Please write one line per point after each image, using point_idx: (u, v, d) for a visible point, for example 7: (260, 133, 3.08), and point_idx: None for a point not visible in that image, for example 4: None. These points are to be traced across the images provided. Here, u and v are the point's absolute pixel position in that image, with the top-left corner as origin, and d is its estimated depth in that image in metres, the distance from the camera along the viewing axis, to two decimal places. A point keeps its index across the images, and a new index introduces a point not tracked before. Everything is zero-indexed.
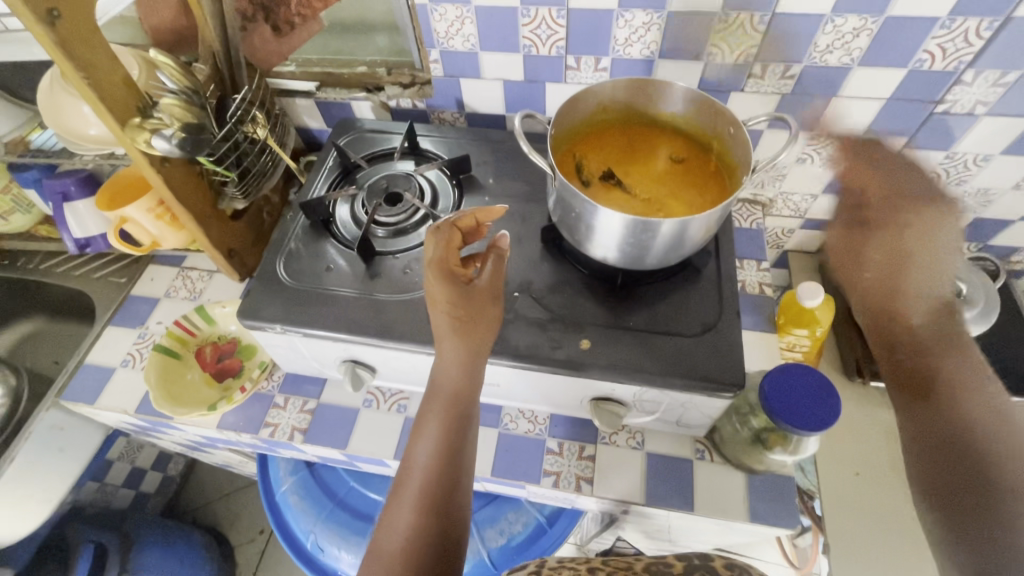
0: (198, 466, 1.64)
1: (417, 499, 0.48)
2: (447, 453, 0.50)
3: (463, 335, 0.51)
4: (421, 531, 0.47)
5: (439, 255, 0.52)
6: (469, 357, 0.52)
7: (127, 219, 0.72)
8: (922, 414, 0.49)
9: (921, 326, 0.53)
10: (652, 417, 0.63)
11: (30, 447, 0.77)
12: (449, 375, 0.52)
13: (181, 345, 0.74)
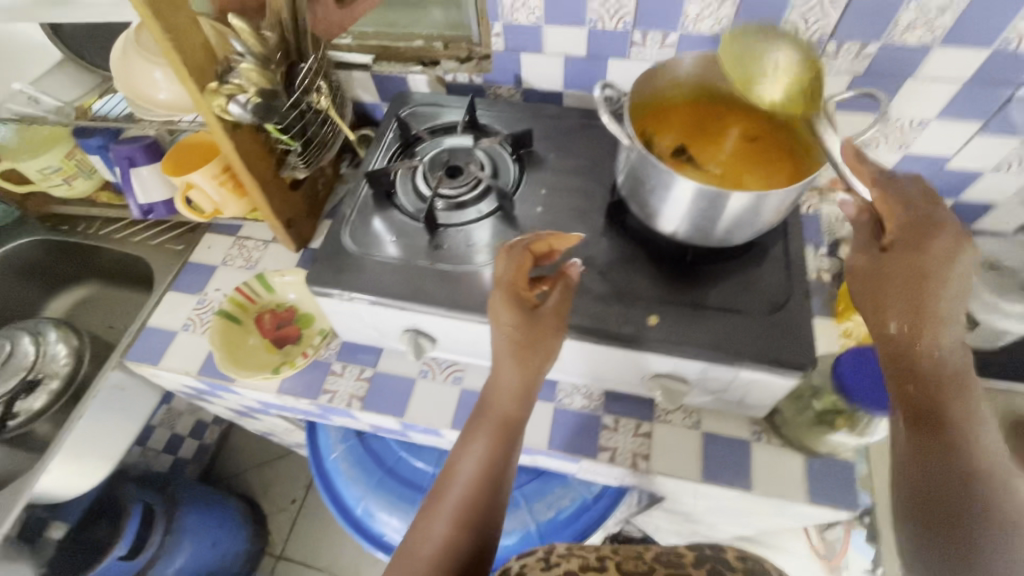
0: (232, 436, 1.68)
1: (454, 511, 0.50)
2: (490, 471, 0.52)
3: (521, 360, 0.53)
4: (452, 544, 0.49)
5: (508, 276, 0.54)
6: (524, 384, 0.54)
7: (193, 185, 0.74)
8: (931, 452, 0.43)
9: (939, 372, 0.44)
10: (714, 396, 0.63)
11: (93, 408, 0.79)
12: (503, 400, 0.54)
13: (242, 310, 0.75)
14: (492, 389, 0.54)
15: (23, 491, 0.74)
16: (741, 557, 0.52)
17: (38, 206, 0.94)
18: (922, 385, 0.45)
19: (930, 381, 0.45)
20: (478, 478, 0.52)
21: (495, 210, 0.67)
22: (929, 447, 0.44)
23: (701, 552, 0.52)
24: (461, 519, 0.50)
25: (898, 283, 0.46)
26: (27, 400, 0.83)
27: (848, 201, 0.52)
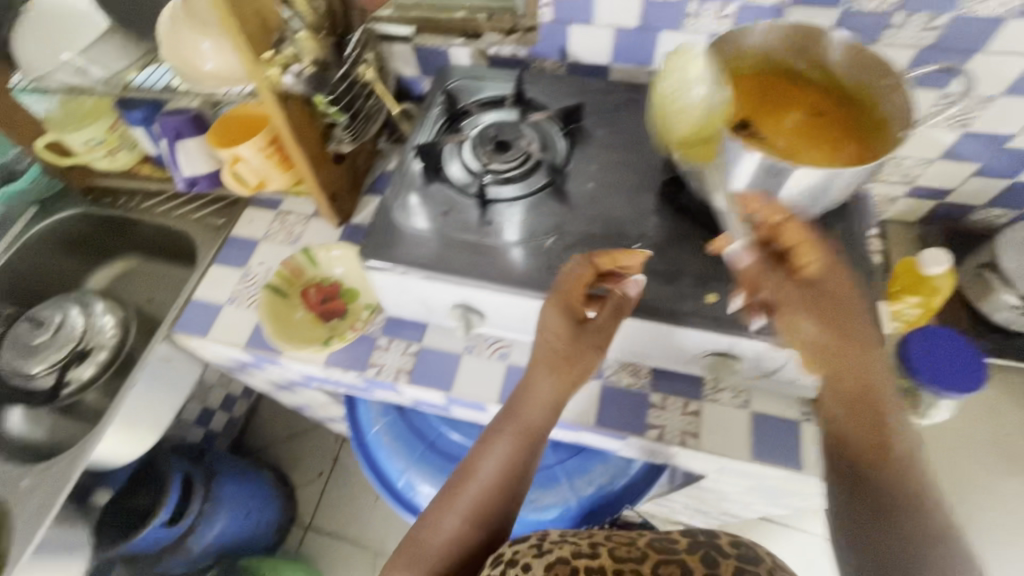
0: (260, 410, 1.72)
1: (469, 508, 0.53)
2: (511, 474, 0.55)
3: (558, 372, 0.56)
4: (462, 537, 0.52)
5: (570, 288, 0.54)
6: (558, 397, 0.57)
7: (239, 159, 0.73)
8: (881, 479, 0.44)
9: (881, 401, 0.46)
10: (766, 376, 0.62)
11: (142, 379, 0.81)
12: (534, 410, 0.56)
13: (288, 284, 0.75)
14: (525, 399, 0.56)
15: (80, 457, 0.75)
16: (734, 544, 0.48)
17: (79, 179, 0.94)
18: (863, 411, 0.46)
19: (877, 414, 0.45)
20: (496, 480, 0.54)
21: (546, 186, 0.67)
22: (887, 469, 0.44)
23: (693, 537, 0.50)
24: (474, 517, 0.53)
25: (837, 326, 0.46)
26: (78, 369, 0.86)
27: (740, 249, 0.51)
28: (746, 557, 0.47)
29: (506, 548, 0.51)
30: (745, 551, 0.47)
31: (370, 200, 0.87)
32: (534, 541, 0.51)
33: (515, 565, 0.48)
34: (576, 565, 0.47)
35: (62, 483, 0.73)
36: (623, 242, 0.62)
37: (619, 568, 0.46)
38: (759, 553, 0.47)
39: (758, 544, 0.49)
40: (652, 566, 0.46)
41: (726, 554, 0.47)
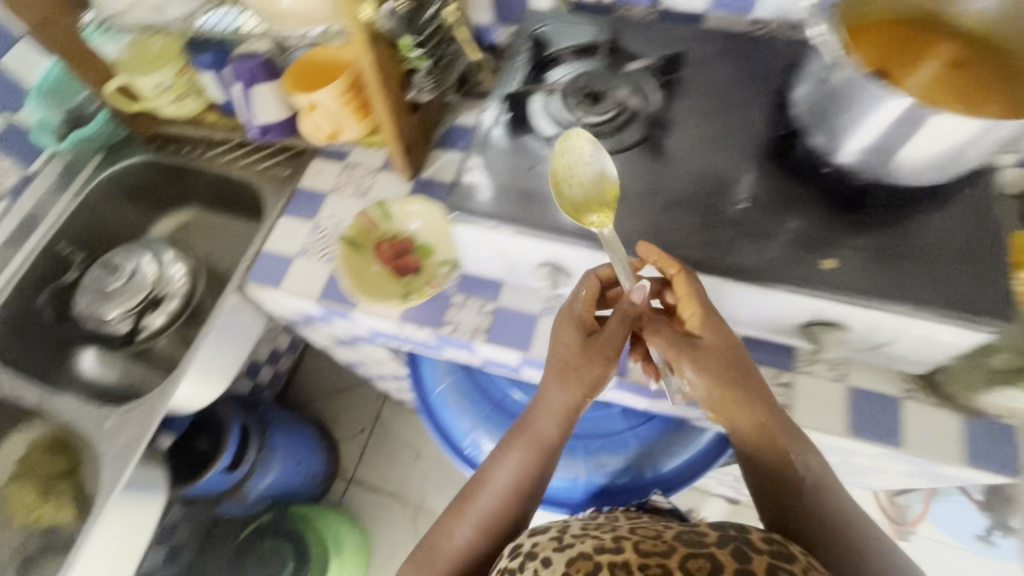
0: (303, 366, 1.74)
1: (479, 520, 0.57)
2: (521, 486, 0.57)
3: (565, 381, 0.57)
4: (472, 547, 0.56)
5: (581, 311, 0.58)
6: (569, 410, 0.57)
7: (316, 106, 0.71)
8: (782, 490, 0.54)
9: (764, 428, 0.55)
10: (872, 349, 0.59)
11: (214, 334, 0.81)
12: (546, 422, 0.57)
13: (363, 238, 0.74)
14: (537, 411, 0.58)
15: (162, 399, 0.76)
16: (767, 540, 0.46)
17: (144, 125, 0.93)
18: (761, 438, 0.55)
19: (771, 446, 0.54)
20: (506, 492, 0.57)
21: (643, 141, 0.63)
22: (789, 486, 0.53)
23: (723, 532, 0.47)
24: (483, 529, 0.56)
25: (718, 378, 0.55)
26: (151, 316, 0.88)
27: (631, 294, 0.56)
28: (778, 554, 0.44)
29: (523, 540, 0.52)
30: (776, 548, 0.45)
31: (439, 153, 0.83)
32: (554, 534, 0.51)
33: (533, 558, 0.48)
34: (601, 560, 0.44)
35: (146, 423, 0.75)
36: (727, 201, 0.58)
37: (645, 562, 0.43)
38: (792, 552, 0.45)
39: (790, 543, 0.47)
40: (680, 559, 0.43)
41: (758, 550, 0.44)
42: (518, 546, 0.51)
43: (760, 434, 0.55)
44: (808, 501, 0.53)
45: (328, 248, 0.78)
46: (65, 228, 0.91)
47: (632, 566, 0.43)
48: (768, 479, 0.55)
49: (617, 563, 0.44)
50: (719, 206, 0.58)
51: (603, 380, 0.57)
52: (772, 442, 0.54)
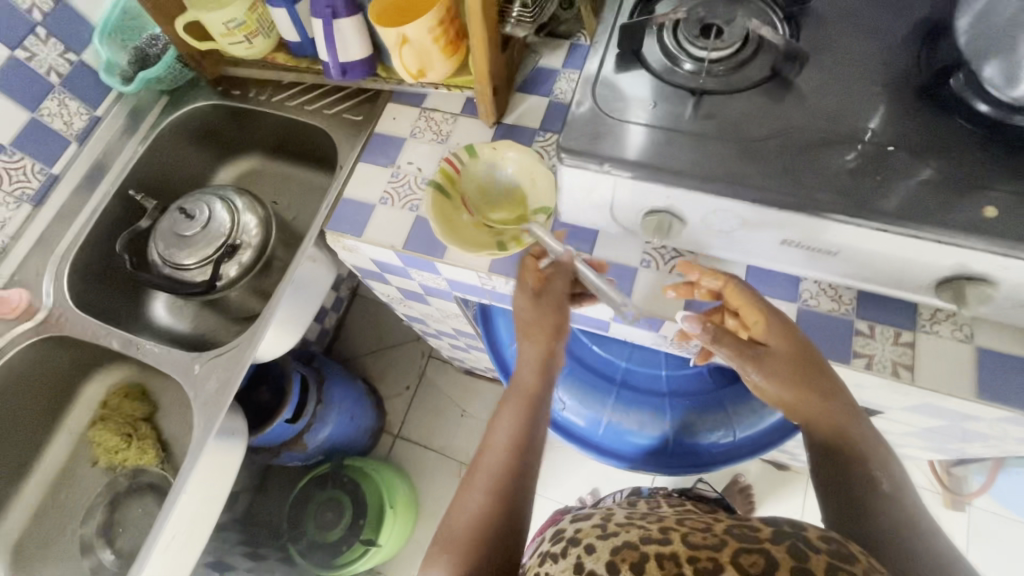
0: (347, 323, 1.75)
1: (488, 482, 0.55)
2: (519, 435, 0.58)
3: (533, 335, 0.62)
4: (486, 511, 0.53)
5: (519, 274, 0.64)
6: (544, 358, 0.62)
7: (407, 41, 0.67)
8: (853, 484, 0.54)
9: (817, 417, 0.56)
10: (1016, 307, 0.55)
11: (290, 288, 0.79)
12: (527, 373, 0.62)
13: (450, 184, 0.70)
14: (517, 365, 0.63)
15: (251, 346, 0.76)
16: (823, 538, 0.40)
17: (212, 65, 0.90)
18: (834, 437, 0.55)
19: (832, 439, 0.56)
20: (506, 451, 0.57)
21: (766, 80, 0.58)
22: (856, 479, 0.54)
23: (777, 527, 0.41)
24: (494, 489, 0.55)
25: (787, 378, 0.55)
26: (226, 266, 0.86)
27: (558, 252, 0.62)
28: (838, 554, 0.38)
29: (565, 525, 0.48)
30: (837, 548, 0.39)
31: (522, 98, 0.79)
32: (598, 521, 0.46)
33: (575, 544, 0.44)
34: (647, 551, 0.40)
35: (234, 370, 0.76)
36: (861, 144, 0.54)
37: (694, 555, 0.38)
38: (853, 552, 0.39)
39: (849, 541, 0.41)
40: (731, 553, 0.38)
41: (815, 548, 0.38)
42: (561, 531, 0.47)
43: (824, 424, 0.56)
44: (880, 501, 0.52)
45: (411, 196, 0.75)
46: (135, 172, 0.90)
47: (682, 559, 0.38)
48: (836, 472, 0.55)
49: (663, 555, 0.39)
50: (854, 147, 0.54)
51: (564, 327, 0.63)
52: (840, 436, 0.55)
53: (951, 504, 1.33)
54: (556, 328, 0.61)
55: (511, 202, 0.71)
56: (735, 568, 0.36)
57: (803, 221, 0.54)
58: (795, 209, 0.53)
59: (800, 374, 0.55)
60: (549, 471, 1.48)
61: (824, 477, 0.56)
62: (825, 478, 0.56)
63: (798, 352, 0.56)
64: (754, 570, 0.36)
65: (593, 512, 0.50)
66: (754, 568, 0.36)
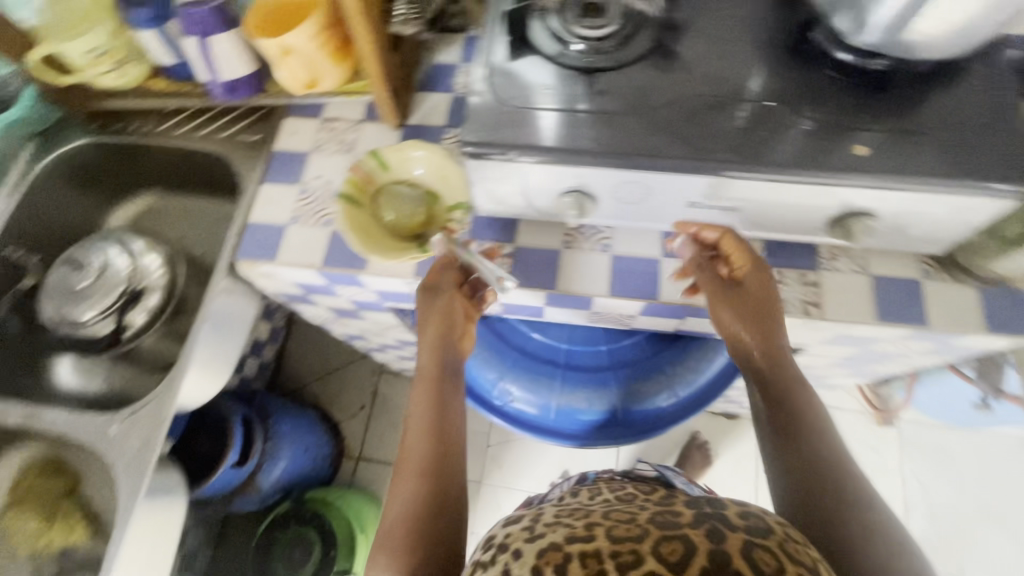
0: (287, 352, 1.67)
1: (415, 469, 0.55)
2: (435, 413, 0.59)
3: (429, 320, 0.64)
4: (420, 496, 0.53)
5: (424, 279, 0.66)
6: (441, 339, 0.64)
7: (291, 50, 0.65)
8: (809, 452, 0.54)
9: (764, 358, 0.60)
10: (897, 234, 0.60)
11: (206, 328, 0.74)
12: (426, 356, 0.63)
13: (360, 193, 0.68)
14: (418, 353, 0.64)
15: (168, 397, 0.71)
16: (742, 514, 0.44)
17: (81, 99, 0.82)
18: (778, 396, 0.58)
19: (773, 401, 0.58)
20: (424, 431, 0.57)
21: (650, 52, 0.60)
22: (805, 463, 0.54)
23: (698, 509, 0.45)
24: (424, 472, 0.54)
25: (750, 312, 0.61)
26: (131, 314, 0.81)
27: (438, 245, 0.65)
28: (754, 528, 0.43)
29: (497, 530, 0.50)
30: (752, 523, 0.43)
31: (424, 96, 0.78)
32: (526, 523, 0.48)
33: (504, 549, 0.45)
34: (570, 550, 0.41)
35: (157, 422, 0.70)
36: (744, 103, 0.57)
37: (616, 549, 0.40)
38: (768, 524, 0.44)
39: (766, 513, 0.46)
40: (653, 543, 0.40)
41: (733, 526, 0.42)
42: (492, 537, 0.49)
43: (771, 375, 0.59)
44: (832, 467, 0.53)
45: (322, 210, 0.72)
46: (10, 229, 0.82)
47: (604, 555, 0.40)
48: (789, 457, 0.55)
49: (587, 552, 0.41)
50: (742, 108, 0.57)
51: (451, 312, 0.65)
52: (783, 412, 0.57)
53: (881, 422, 1.46)
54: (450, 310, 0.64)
55: (404, 218, 0.67)
56: (655, 558, 0.39)
57: (704, 182, 0.56)
58: (695, 171, 0.55)
59: (761, 316, 0.60)
60: (517, 463, 1.49)
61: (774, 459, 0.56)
62: (779, 445, 0.56)
63: (763, 296, 0.61)
64: (674, 558, 0.39)
65: (522, 513, 0.52)
66: (674, 555, 0.39)
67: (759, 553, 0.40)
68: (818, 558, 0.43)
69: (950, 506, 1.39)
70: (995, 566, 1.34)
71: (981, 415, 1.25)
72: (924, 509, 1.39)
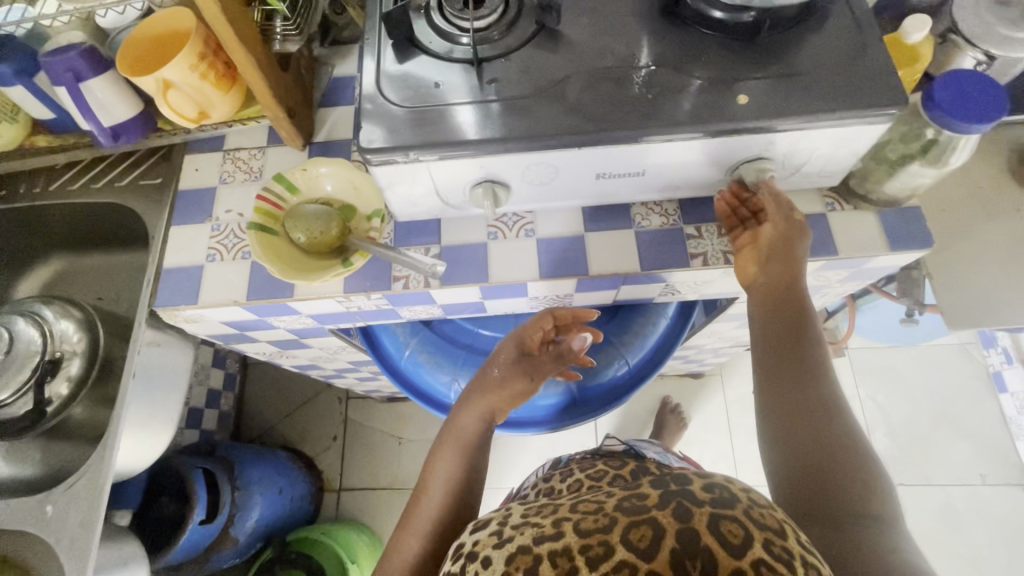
0: (247, 397, 1.61)
1: (423, 526, 0.62)
2: (457, 476, 0.67)
3: (489, 390, 0.72)
4: (424, 554, 0.60)
5: (523, 335, 0.74)
6: (485, 410, 0.72)
7: (171, 84, 0.62)
8: (808, 408, 0.58)
9: (786, 290, 0.62)
10: (795, 172, 0.63)
11: (136, 386, 0.71)
12: (468, 421, 0.71)
13: (273, 220, 0.67)
14: (457, 415, 0.72)
15: (106, 464, 0.68)
16: (709, 488, 0.45)
17: None
18: (788, 340, 0.61)
19: (786, 337, 0.61)
20: (442, 495, 0.65)
21: (534, 36, 0.61)
22: (802, 400, 0.59)
23: (665, 488, 0.46)
24: (431, 531, 0.62)
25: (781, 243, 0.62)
26: (52, 385, 0.78)
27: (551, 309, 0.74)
28: (720, 500, 0.44)
29: (464, 539, 0.51)
30: (717, 494, 0.44)
31: (327, 112, 0.76)
32: (495, 527, 0.49)
33: (475, 558, 0.47)
34: (541, 551, 0.43)
35: (96, 490, 0.67)
36: (633, 70, 0.59)
37: (586, 543, 0.42)
38: (734, 493, 0.45)
39: (732, 482, 0.47)
40: (621, 531, 0.43)
41: (699, 502, 0.44)
42: (462, 547, 0.50)
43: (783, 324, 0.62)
44: (831, 424, 0.57)
45: (239, 243, 0.70)
46: None
47: (574, 551, 0.42)
48: (789, 402, 0.59)
49: (558, 551, 0.43)
50: (635, 76, 0.59)
51: (525, 394, 0.74)
52: (789, 376, 0.60)
53: (835, 355, 1.53)
54: (516, 392, 0.73)
55: (318, 236, 0.65)
56: (625, 546, 0.41)
57: (612, 151, 0.57)
58: (597, 144, 0.56)
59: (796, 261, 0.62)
60: (500, 461, 1.49)
61: (769, 394, 0.61)
62: (781, 396, 0.60)
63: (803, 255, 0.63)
64: (642, 543, 0.41)
65: (490, 515, 0.53)
66: (643, 541, 0.41)
67: (725, 525, 0.41)
68: (782, 517, 0.45)
69: (907, 420, 1.48)
70: (954, 467, 1.43)
71: (917, 330, 1.34)
72: (884, 428, 1.48)
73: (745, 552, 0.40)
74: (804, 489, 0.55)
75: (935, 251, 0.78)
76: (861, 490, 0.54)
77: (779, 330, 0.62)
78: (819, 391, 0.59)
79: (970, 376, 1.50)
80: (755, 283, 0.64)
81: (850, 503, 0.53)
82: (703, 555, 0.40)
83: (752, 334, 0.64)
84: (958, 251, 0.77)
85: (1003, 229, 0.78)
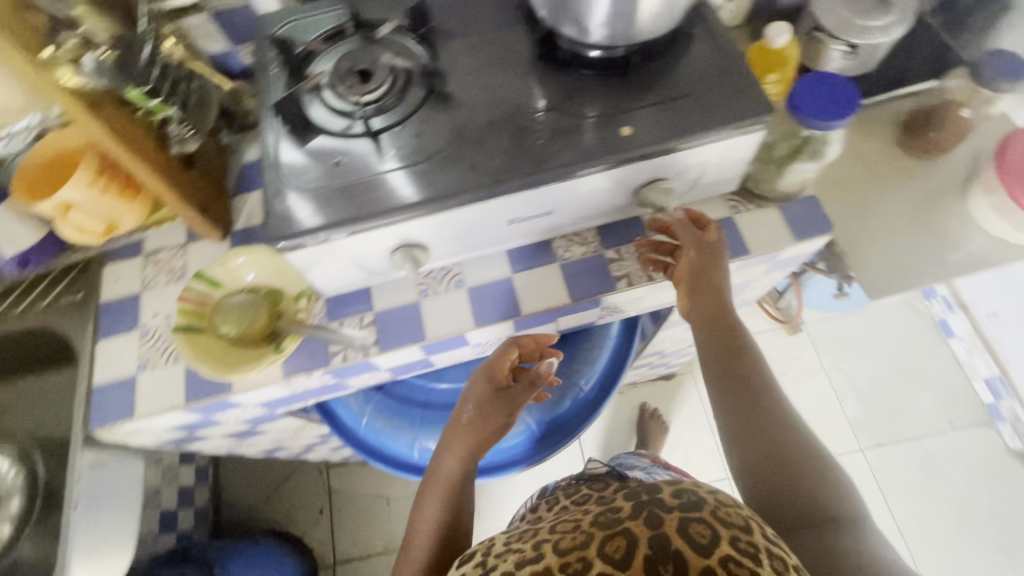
0: (222, 487, 1.55)
1: None
2: (440, 524, 0.66)
3: (464, 436, 0.69)
4: None
5: (492, 365, 0.71)
6: (463, 453, 0.69)
7: (72, 206, 0.62)
8: (758, 418, 0.60)
9: (718, 302, 0.64)
10: (694, 185, 0.67)
11: (82, 512, 0.69)
12: (447, 467, 0.68)
13: (199, 318, 0.66)
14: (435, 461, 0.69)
15: None
16: (679, 495, 0.47)
17: None
18: (729, 354, 0.63)
19: (727, 351, 0.63)
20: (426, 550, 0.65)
21: (426, 99, 0.64)
22: (753, 411, 0.60)
23: (636, 499, 0.48)
24: None
25: (707, 250, 0.64)
26: None
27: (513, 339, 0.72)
28: (688, 504, 0.45)
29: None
30: (685, 499, 0.46)
31: (243, 199, 0.77)
32: (478, 557, 0.49)
33: None
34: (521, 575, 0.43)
35: None
36: (526, 116, 0.62)
37: (565, 561, 0.43)
38: (701, 496, 0.46)
39: (700, 487, 0.48)
40: (598, 545, 0.43)
41: (669, 507, 0.45)
42: None
43: (721, 338, 0.64)
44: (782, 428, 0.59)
45: (170, 346, 0.69)
46: None
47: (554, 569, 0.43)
48: (743, 417, 0.60)
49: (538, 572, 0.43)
50: (528, 123, 0.61)
51: (502, 427, 0.72)
52: (737, 391, 0.62)
53: (794, 331, 1.57)
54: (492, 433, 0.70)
55: (247, 326, 0.64)
56: (602, 559, 0.42)
57: (518, 199, 0.60)
58: (503, 194, 0.58)
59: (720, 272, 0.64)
60: (491, 502, 1.47)
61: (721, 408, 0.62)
62: (734, 412, 0.61)
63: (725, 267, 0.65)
64: (618, 554, 0.42)
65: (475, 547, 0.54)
66: (618, 552, 0.42)
67: (693, 527, 0.42)
68: (749, 516, 0.45)
69: (872, 382, 1.53)
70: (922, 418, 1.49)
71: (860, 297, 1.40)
72: (853, 394, 1.52)
73: (712, 550, 0.41)
74: (779, 503, 0.56)
75: (845, 229, 0.82)
76: (825, 486, 0.56)
77: (720, 342, 0.64)
78: (763, 399, 0.61)
79: (920, 328, 1.58)
80: (688, 304, 0.66)
81: (819, 503, 0.55)
82: (675, 558, 0.41)
83: (698, 341, 0.65)
84: (865, 226, 0.82)
85: (901, 198, 0.83)
